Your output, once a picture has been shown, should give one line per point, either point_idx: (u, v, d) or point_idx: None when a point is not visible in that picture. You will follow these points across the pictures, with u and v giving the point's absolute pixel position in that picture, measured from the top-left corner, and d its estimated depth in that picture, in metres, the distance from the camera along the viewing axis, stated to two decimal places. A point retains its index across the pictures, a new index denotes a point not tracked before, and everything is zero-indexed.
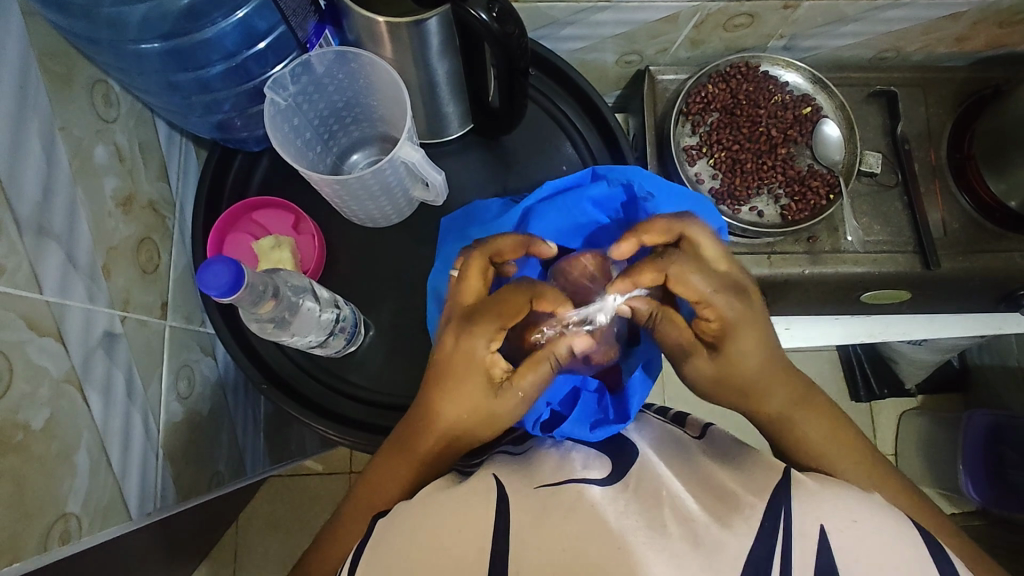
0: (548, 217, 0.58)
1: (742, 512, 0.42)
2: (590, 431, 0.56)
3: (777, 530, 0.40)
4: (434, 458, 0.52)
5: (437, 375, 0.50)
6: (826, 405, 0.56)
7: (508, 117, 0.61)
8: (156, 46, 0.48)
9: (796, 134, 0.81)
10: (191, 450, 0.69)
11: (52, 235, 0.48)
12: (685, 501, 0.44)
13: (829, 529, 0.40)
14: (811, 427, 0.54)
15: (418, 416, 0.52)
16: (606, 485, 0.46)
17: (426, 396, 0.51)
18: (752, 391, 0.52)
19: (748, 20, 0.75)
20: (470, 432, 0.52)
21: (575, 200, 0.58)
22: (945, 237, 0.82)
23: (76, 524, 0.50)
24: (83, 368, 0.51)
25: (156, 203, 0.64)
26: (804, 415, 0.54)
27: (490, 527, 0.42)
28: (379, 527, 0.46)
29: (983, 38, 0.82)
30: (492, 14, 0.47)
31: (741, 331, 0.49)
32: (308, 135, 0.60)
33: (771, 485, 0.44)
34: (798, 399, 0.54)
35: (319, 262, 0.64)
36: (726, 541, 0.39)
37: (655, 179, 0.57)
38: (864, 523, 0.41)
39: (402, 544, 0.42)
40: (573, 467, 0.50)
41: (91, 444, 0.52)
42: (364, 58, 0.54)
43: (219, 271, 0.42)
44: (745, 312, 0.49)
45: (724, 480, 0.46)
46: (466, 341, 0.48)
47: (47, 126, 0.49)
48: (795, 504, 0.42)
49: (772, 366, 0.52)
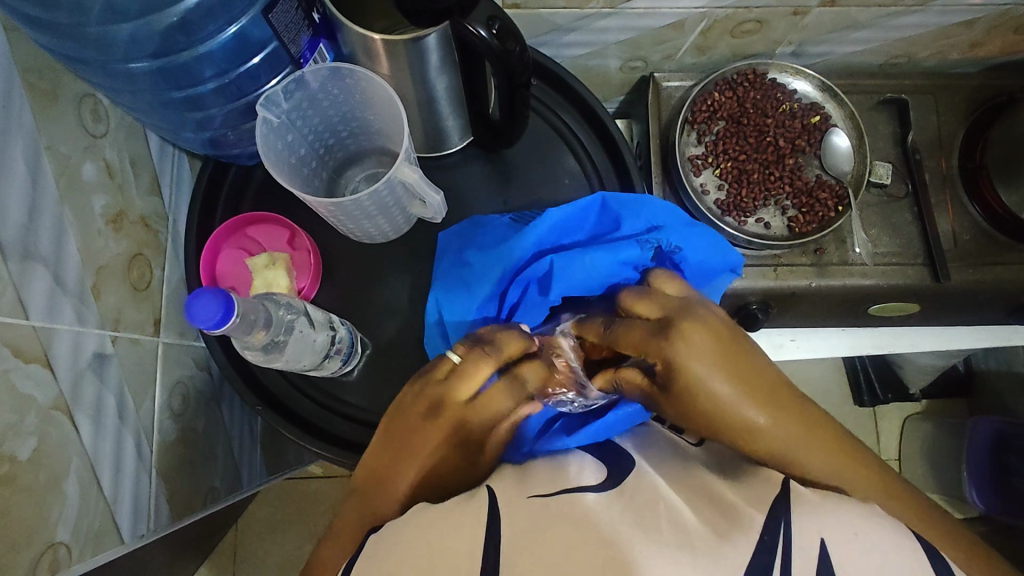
0: (572, 274, 0.55)
1: (741, 526, 0.39)
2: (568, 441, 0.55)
3: (775, 544, 0.38)
4: (402, 500, 0.48)
5: (410, 441, 0.49)
6: (824, 420, 0.49)
7: (509, 132, 0.59)
8: (145, 65, 0.46)
9: (804, 143, 0.79)
10: (186, 468, 0.68)
11: (38, 257, 0.47)
12: (681, 512, 0.42)
13: (830, 543, 0.38)
14: (809, 454, 0.47)
15: (392, 461, 0.49)
16: (602, 492, 0.45)
17: (404, 442, 0.49)
18: (732, 423, 0.47)
19: (756, 26, 0.73)
20: (443, 479, 0.49)
21: (606, 259, 0.54)
22: (955, 248, 0.80)
23: (66, 552, 0.49)
24: (72, 392, 0.50)
25: (148, 218, 0.62)
26: (803, 441, 0.47)
27: (479, 542, 0.40)
28: (368, 547, 0.44)
29: (998, 44, 0.80)
30: (492, 32, 0.45)
31: (689, 369, 0.46)
32: (302, 151, 0.59)
33: (770, 497, 0.42)
34: (792, 423, 0.47)
35: (314, 278, 0.63)
36: (723, 555, 0.37)
37: (683, 233, 0.57)
38: (866, 539, 0.38)
39: (386, 565, 0.40)
40: (567, 477, 0.48)
41: (81, 469, 0.51)
42: (360, 74, 0.53)
43: (208, 303, 0.40)
44: (685, 350, 0.46)
45: (724, 491, 0.44)
46: (462, 435, 0.49)
47: (32, 145, 0.47)
48: (794, 519, 0.40)
49: (759, 388, 0.47)
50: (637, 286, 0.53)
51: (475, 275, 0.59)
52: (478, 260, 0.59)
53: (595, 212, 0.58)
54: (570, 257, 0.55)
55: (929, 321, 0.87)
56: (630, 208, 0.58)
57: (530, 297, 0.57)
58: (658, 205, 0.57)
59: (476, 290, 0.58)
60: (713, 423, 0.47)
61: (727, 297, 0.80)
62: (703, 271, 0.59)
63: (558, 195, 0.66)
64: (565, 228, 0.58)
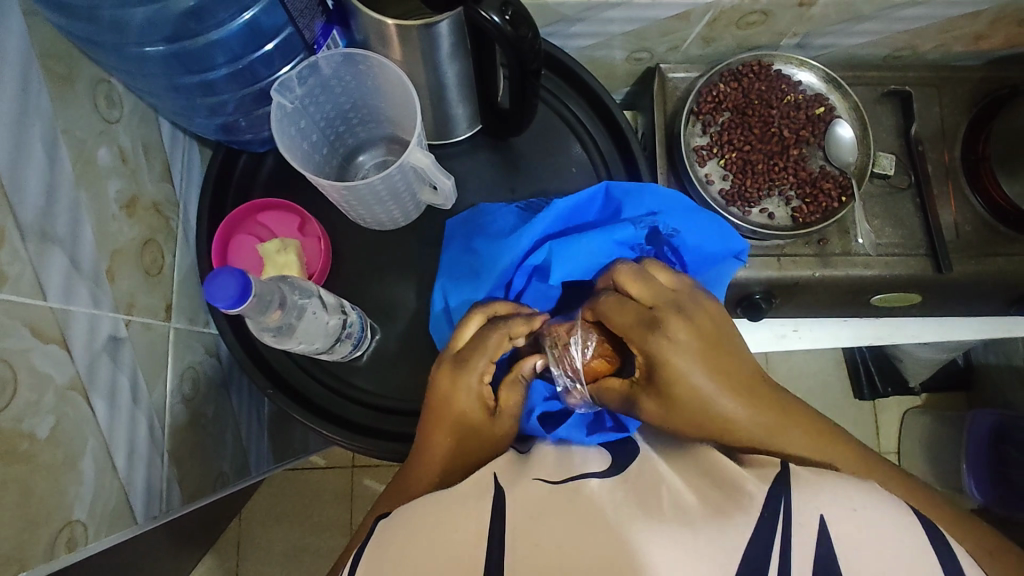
0: (570, 258, 0.56)
1: (741, 504, 0.40)
2: (586, 435, 0.56)
3: (777, 519, 0.39)
4: (426, 475, 0.49)
5: (427, 415, 0.52)
6: (803, 409, 0.51)
7: (517, 119, 0.60)
8: (160, 49, 0.47)
9: (808, 134, 0.80)
10: (196, 453, 0.68)
11: (55, 240, 0.48)
12: (682, 496, 0.43)
13: (829, 519, 0.39)
14: (778, 437, 0.48)
15: (421, 444, 0.51)
16: (606, 478, 0.47)
17: (426, 421, 0.52)
18: (714, 414, 0.47)
19: (761, 17, 0.73)
20: (465, 451, 0.50)
21: (601, 240, 0.56)
22: (957, 239, 0.81)
23: (82, 530, 0.50)
24: (88, 372, 0.51)
25: (160, 205, 0.63)
26: (780, 428, 0.48)
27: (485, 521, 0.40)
28: (379, 531, 0.45)
29: (1001, 37, 0.80)
30: (505, 17, 0.45)
31: (672, 364, 0.46)
32: (314, 138, 0.59)
33: (770, 476, 0.43)
34: (766, 411, 0.49)
35: (325, 265, 0.63)
36: (724, 533, 0.38)
37: (679, 214, 0.58)
38: (863, 513, 0.39)
39: (399, 539, 0.42)
40: (577, 465, 0.50)
41: (96, 449, 0.52)
42: (373, 60, 0.53)
43: (226, 282, 0.41)
44: (669, 344, 0.46)
45: (723, 466, 0.45)
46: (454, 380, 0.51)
47: (49, 129, 0.48)
48: (794, 495, 0.40)
49: (734, 387, 0.48)
50: (631, 264, 0.53)
51: (479, 263, 0.59)
52: (483, 248, 0.60)
53: (598, 201, 0.59)
54: (568, 241, 0.56)
55: (930, 312, 0.88)
56: (632, 195, 0.58)
57: (536, 284, 0.58)
58: (657, 193, 0.58)
59: (482, 278, 0.59)
60: (699, 422, 0.48)
61: (730, 287, 0.81)
62: (702, 257, 0.60)
63: (565, 183, 0.67)
64: (570, 217, 0.59)
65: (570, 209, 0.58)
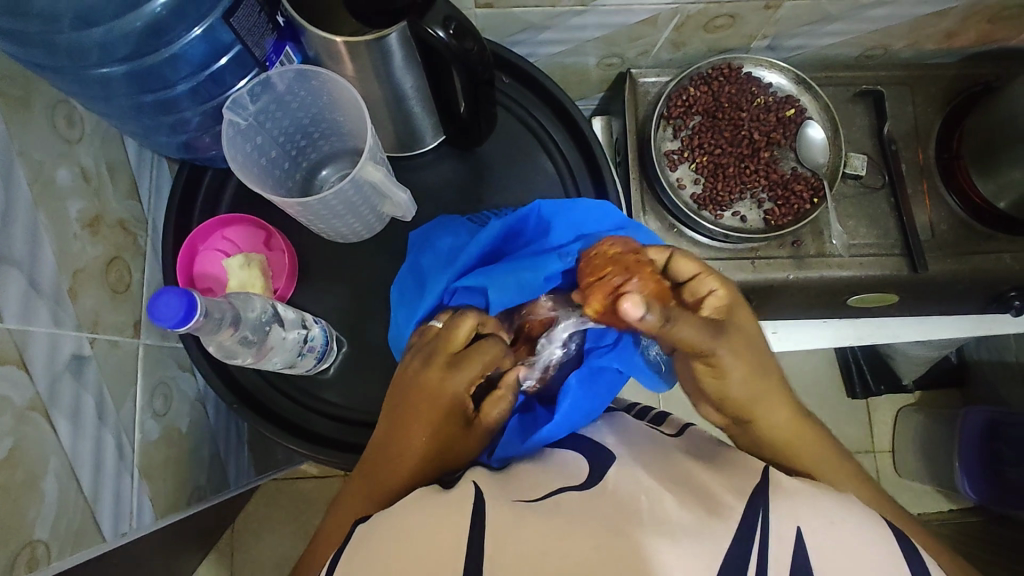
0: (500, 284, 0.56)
1: (720, 514, 0.41)
2: (523, 443, 0.55)
3: (754, 530, 0.40)
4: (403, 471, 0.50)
5: (404, 413, 0.51)
6: (829, 440, 0.56)
7: (477, 127, 0.60)
8: (116, 69, 0.47)
9: (779, 136, 0.80)
10: (169, 468, 0.69)
11: (12, 262, 0.48)
12: (656, 501, 0.43)
13: (805, 531, 0.40)
14: (769, 408, 0.53)
15: (394, 443, 0.51)
16: (585, 488, 0.46)
17: (404, 421, 0.51)
18: (759, 397, 0.53)
19: (729, 20, 0.73)
20: (445, 452, 0.51)
21: (528, 272, 0.56)
22: (933, 238, 0.81)
23: (44, 550, 0.50)
24: (49, 392, 0.51)
25: (125, 222, 0.63)
26: (802, 436, 0.54)
27: (464, 528, 0.40)
28: (357, 537, 0.44)
29: (973, 34, 0.80)
30: (449, 31, 0.45)
31: (738, 310, 0.52)
32: (273, 154, 0.60)
33: (751, 487, 0.44)
34: (794, 418, 0.54)
35: (289, 279, 0.64)
36: (701, 538, 0.39)
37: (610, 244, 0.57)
38: (842, 526, 0.40)
39: (375, 550, 0.41)
40: (554, 477, 0.49)
41: (60, 469, 0.52)
42: (325, 76, 0.54)
43: (170, 301, 0.41)
44: (734, 289, 0.53)
45: (703, 480, 0.45)
46: (441, 390, 0.51)
47: (4, 151, 0.48)
48: (773, 507, 0.41)
49: (765, 364, 0.53)
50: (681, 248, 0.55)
51: (425, 275, 0.60)
52: (430, 263, 0.60)
53: (533, 220, 0.59)
54: (496, 270, 0.56)
55: (909, 311, 0.88)
56: (564, 214, 0.58)
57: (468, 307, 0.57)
58: (587, 210, 0.58)
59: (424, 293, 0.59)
60: (755, 391, 0.52)
61: None
62: None
63: (531, 193, 0.67)
64: (505, 233, 0.59)
65: (506, 225, 0.58)
